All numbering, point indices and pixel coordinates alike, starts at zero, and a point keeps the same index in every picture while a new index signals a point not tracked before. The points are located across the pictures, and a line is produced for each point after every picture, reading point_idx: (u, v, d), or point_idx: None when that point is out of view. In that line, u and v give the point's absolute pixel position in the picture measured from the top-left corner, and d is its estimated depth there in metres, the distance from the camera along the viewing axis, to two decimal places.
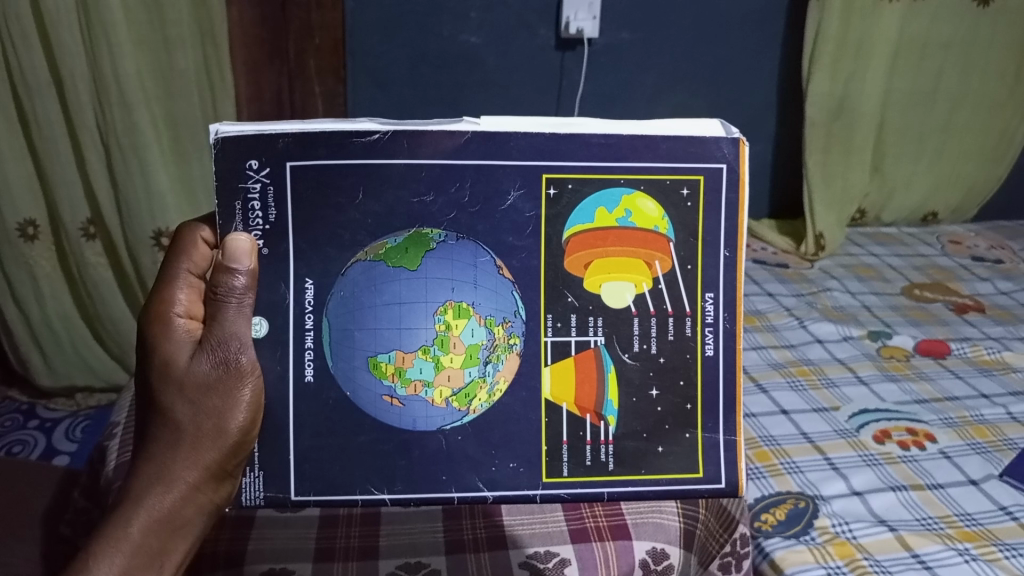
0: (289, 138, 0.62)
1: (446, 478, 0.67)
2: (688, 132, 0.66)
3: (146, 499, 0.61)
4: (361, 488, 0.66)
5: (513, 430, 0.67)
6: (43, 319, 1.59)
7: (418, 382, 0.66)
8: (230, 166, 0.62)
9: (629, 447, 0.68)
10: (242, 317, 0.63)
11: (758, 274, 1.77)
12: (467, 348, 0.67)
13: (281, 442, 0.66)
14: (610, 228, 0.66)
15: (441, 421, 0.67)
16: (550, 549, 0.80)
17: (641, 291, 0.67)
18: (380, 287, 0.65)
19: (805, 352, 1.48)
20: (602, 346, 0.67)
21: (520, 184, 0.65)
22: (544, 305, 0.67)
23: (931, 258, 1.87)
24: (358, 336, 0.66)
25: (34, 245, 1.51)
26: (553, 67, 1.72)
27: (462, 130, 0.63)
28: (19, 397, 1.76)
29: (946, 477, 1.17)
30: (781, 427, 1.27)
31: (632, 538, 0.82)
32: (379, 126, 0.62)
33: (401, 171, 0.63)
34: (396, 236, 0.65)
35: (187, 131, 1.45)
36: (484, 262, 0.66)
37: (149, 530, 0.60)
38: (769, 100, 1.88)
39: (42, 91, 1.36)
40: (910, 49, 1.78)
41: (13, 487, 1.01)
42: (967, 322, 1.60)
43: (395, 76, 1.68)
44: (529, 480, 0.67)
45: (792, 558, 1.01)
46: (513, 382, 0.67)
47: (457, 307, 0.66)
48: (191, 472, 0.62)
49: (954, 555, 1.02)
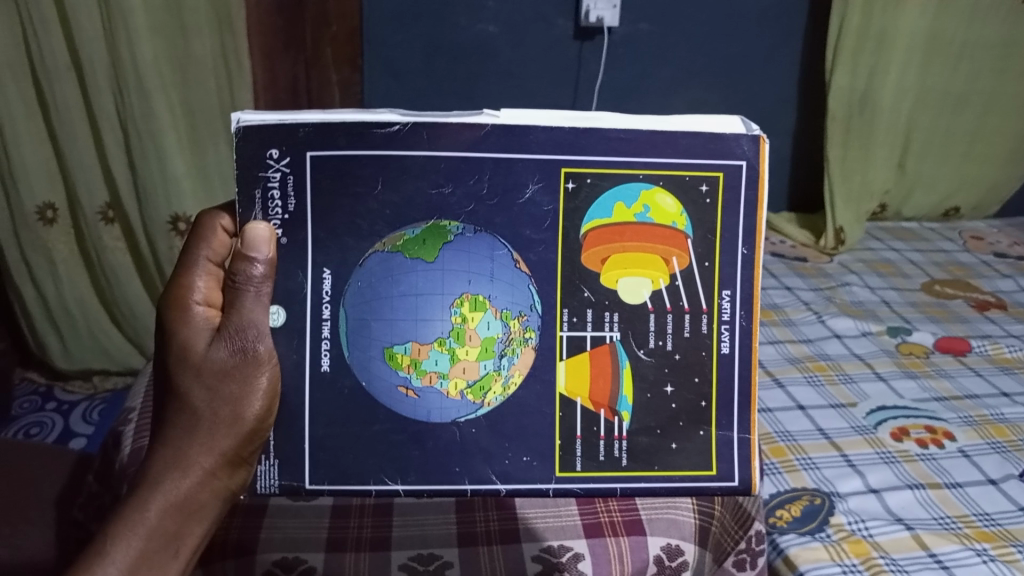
0: (310, 128, 0.61)
1: (459, 470, 0.66)
2: (709, 129, 0.64)
3: (163, 483, 0.59)
4: (375, 479, 0.66)
5: (528, 422, 0.67)
6: (60, 303, 1.61)
7: (433, 373, 0.66)
8: (249, 155, 0.61)
9: (642, 443, 0.67)
10: (259, 306, 0.63)
11: (776, 268, 1.75)
12: (482, 341, 0.66)
13: (296, 430, 0.65)
14: (628, 223, 0.65)
15: (455, 413, 0.66)
16: (564, 542, 0.80)
17: (658, 287, 0.66)
18: (397, 278, 0.65)
19: (822, 348, 1.47)
20: (617, 342, 0.66)
21: (538, 177, 0.64)
22: (560, 298, 0.66)
23: (950, 254, 1.84)
24: (374, 326, 0.65)
25: (52, 229, 1.53)
26: (571, 58, 1.71)
27: (482, 123, 0.62)
28: (36, 378, 1.77)
29: (964, 476, 1.16)
30: (797, 423, 1.25)
31: (646, 534, 0.81)
32: (399, 117, 0.62)
33: (421, 162, 0.63)
34: (414, 228, 0.64)
35: (203, 119, 1.45)
36: (501, 255, 0.65)
37: (166, 514, 0.58)
38: (790, 92, 1.85)
39: (60, 76, 1.37)
40: (935, 43, 1.75)
41: (23, 467, 0.96)
42: (988, 320, 1.58)
43: (409, 68, 1.67)
44: (541, 474, 0.67)
45: (806, 555, 1.00)
46: (528, 376, 0.66)
47: (474, 300, 0.66)
48: (208, 457, 0.60)
49: (972, 556, 1.01)
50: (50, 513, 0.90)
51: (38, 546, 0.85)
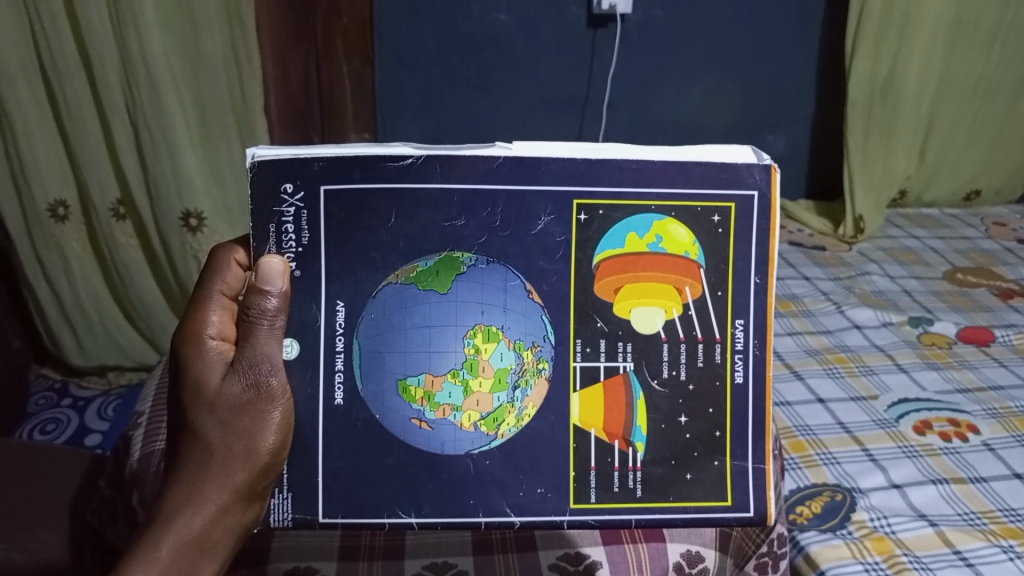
0: (324, 162, 0.60)
1: (473, 502, 0.64)
2: (720, 159, 0.63)
3: (175, 521, 0.59)
4: (388, 511, 0.64)
5: (541, 453, 0.65)
6: (74, 300, 1.61)
7: (446, 406, 0.64)
8: (264, 190, 0.60)
9: (657, 473, 0.65)
10: (273, 339, 0.62)
11: (794, 257, 1.72)
12: (496, 372, 0.64)
13: (310, 463, 0.64)
14: (641, 253, 0.64)
15: (468, 444, 0.64)
16: (580, 550, 0.79)
17: (671, 317, 0.65)
18: (410, 309, 0.64)
19: (843, 339, 1.44)
20: (631, 372, 0.65)
21: (550, 208, 0.62)
22: (572, 329, 0.64)
23: (973, 242, 1.81)
24: (388, 358, 0.64)
25: (65, 226, 1.53)
26: (584, 47, 1.68)
27: (494, 155, 0.61)
28: (51, 374, 1.78)
29: (989, 471, 1.13)
30: (817, 417, 1.23)
31: (666, 540, 0.79)
32: (413, 149, 0.61)
33: (433, 195, 0.61)
34: (427, 260, 0.63)
35: (214, 113, 1.44)
36: (514, 286, 0.64)
37: (177, 550, 0.58)
38: (806, 80, 1.82)
39: (72, 74, 1.36)
40: (959, 27, 1.71)
41: (36, 471, 0.95)
42: (1012, 309, 1.54)
43: (422, 58, 1.65)
44: (556, 506, 0.65)
45: (827, 553, 0.99)
46: (542, 408, 0.65)
47: (487, 331, 0.64)
48: (221, 494, 0.60)
49: (998, 553, 0.99)
50: (66, 518, 0.89)
51: (55, 552, 0.85)
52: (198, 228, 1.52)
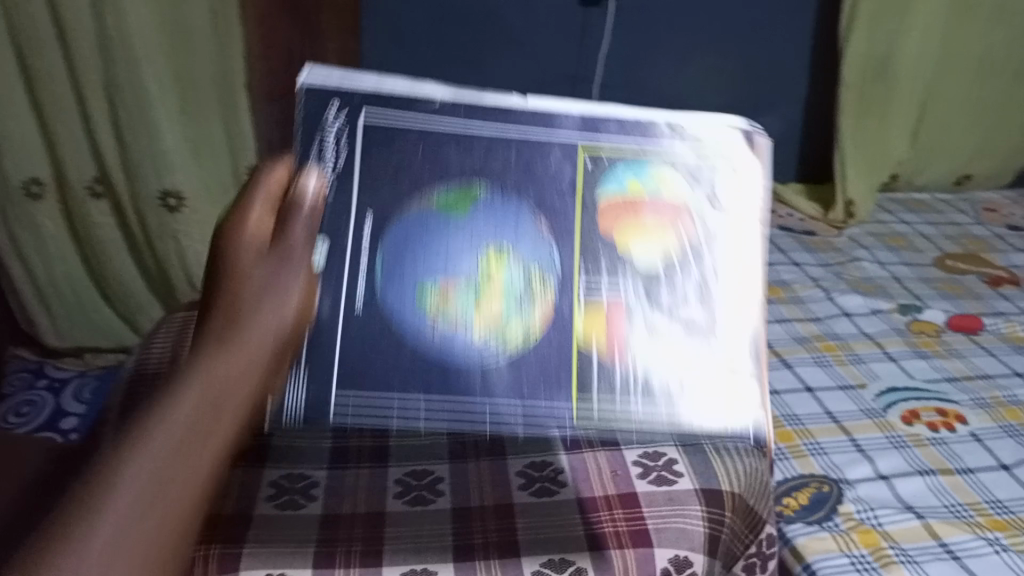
0: (361, 96, 0.61)
1: (483, 410, 0.58)
2: (716, 122, 0.66)
3: (202, 367, 0.45)
4: (399, 406, 0.57)
5: (543, 361, 0.60)
6: (50, 280, 1.56)
7: (462, 317, 0.60)
8: (304, 111, 0.60)
9: (664, 385, 0.60)
10: (306, 228, 0.55)
11: (784, 242, 1.70)
12: (504, 289, 0.61)
13: (319, 372, 0.57)
14: (639, 198, 0.64)
15: (484, 355, 0.59)
16: (564, 557, 0.68)
17: (670, 254, 0.63)
18: (431, 231, 0.61)
19: (832, 327, 1.43)
20: (635, 293, 0.62)
21: (563, 153, 0.63)
22: (577, 259, 0.62)
23: (964, 227, 1.80)
24: (406, 272, 0.60)
25: (39, 204, 1.48)
26: (576, 25, 1.65)
27: (512, 105, 0.63)
28: (25, 356, 1.72)
29: (977, 462, 1.13)
30: (805, 406, 1.22)
31: (653, 545, 0.69)
32: (441, 96, 0.62)
33: (454, 136, 0.62)
34: (448, 186, 0.62)
35: (196, 90, 1.40)
36: (528, 218, 0.62)
37: (206, 398, 0.44)
38: (801, 62, 1.79)
39: (47, 45, 1.31)
40: (956, 10, 1.68)
41: None
42: (1002, 296, 1.54)
43: (416, 32, 1.62)
44: (551, 413, 0.58)
45: (814, 545, 0.98)
46: (544, 323, 0.61)
47: (498, 255, 0.61)
48: (253, 344, 0.48)
49: (984, 546, 0.99)
50: None
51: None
52: (177, 208, 1.47)
